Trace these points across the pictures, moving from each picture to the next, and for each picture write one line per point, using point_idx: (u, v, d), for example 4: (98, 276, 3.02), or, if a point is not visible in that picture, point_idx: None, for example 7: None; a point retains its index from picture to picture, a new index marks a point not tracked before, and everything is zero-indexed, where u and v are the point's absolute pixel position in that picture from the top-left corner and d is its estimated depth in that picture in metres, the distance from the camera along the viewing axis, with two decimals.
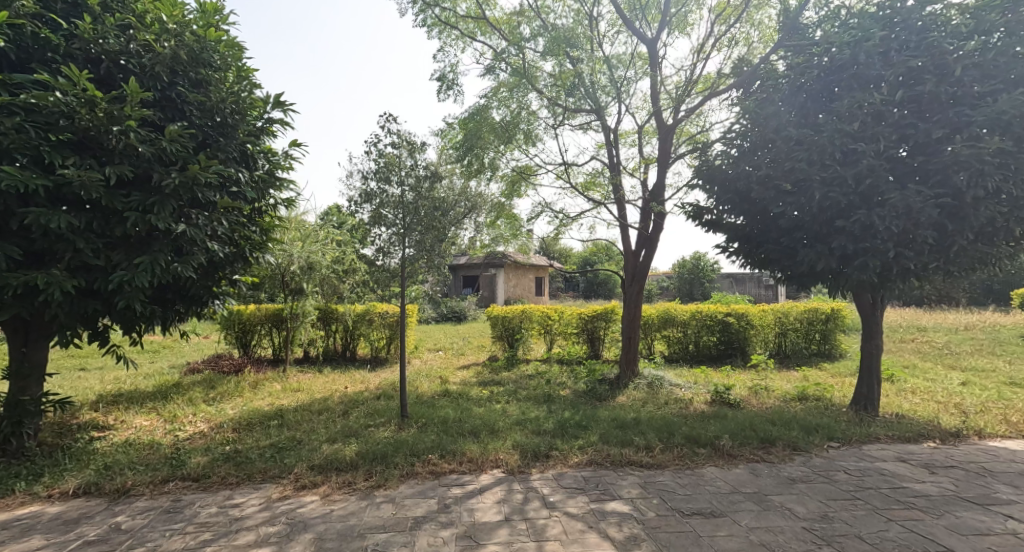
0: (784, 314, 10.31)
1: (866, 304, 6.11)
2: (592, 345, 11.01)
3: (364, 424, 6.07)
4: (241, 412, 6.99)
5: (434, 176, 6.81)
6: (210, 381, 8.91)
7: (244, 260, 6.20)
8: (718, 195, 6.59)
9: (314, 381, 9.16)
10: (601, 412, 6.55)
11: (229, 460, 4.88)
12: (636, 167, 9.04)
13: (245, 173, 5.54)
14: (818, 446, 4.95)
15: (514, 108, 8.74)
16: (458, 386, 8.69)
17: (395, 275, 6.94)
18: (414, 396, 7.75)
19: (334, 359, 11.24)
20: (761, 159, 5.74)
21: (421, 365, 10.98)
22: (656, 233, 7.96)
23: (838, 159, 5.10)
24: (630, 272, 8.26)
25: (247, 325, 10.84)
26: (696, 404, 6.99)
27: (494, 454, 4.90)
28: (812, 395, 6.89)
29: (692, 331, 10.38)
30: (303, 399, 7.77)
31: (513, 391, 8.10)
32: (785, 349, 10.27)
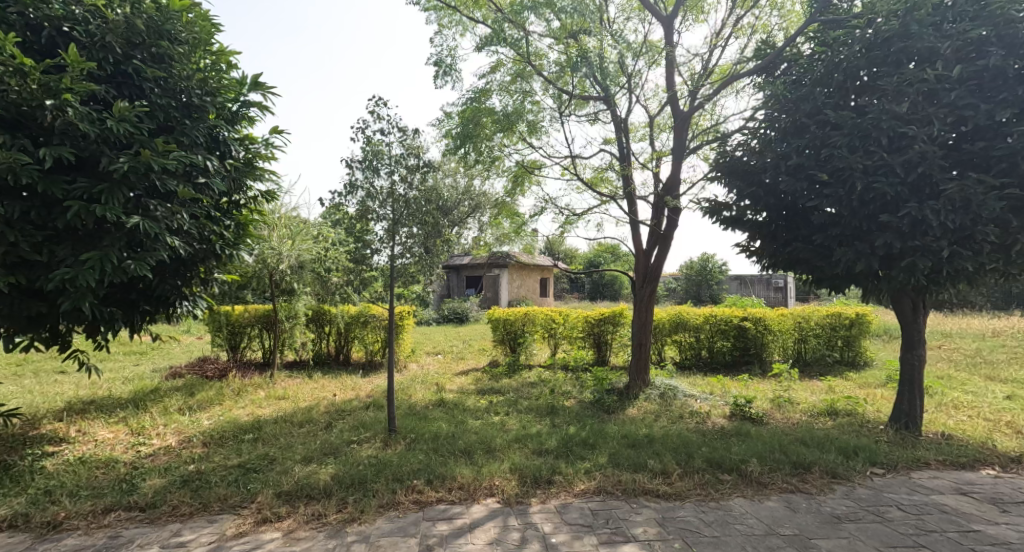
0: (804, 319, 9.67)
1: (907, 310, 5.48)
2: (598, 350, 10.39)
3: (348, 440, 5.49)
4: (217, 423, 6.43)
5: (428, 166, 6.19)
6: (191, 387, 8.35)
7: (218, 257, 5.64)
8: (740, 189, 5.97)
9: (301, 387, 8.60)
10: (610, 428, 5.94)
11: (186, 484, 4.31)
12: (647, 160, 8.42)
13: (214, 160, 4.96)
14: (860, 474, 4.34)
15: (517, 95, 8.15)
16: (455, 394, 8.10)
17: (383, 277, 6.30)
18: (406, 406, 7.16)
19: (326, 363, 10.68)
20: (791, 148, 5.12)
21: (417, 370, 10.39)
22: (670, 232, 7.32)
23: (883, 145, 4.49)
24: (641, 272, 7.64)
25: (235, 326, 10.28)
26: (714, 419, 6.37)
27: (489, 480, 4.32)
28: (842, 409, 6.27)
29: (705, 336, 9.75)
30: (287, 408, 7.19)
31: (513, 401, 7.50)
32: (804, 356, 9.63)
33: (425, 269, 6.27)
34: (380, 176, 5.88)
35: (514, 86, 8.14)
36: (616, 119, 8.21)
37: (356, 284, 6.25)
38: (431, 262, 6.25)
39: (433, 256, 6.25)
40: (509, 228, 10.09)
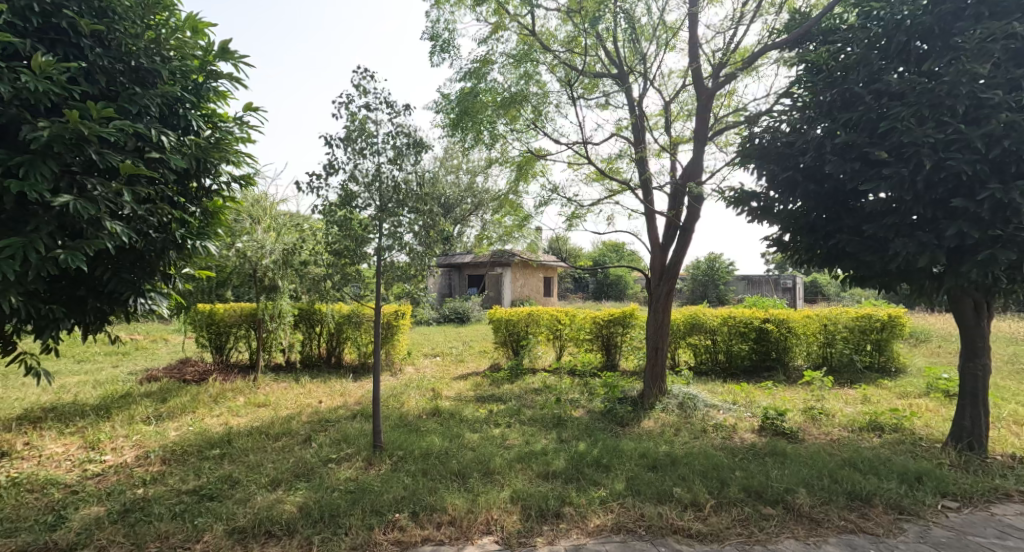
0: (830, 321, 8.96)
1: (969, 312, 4.76)
2: (607, 354, 9.70)
3: (326, 458, 4.79)
4: (183, 435, 5.75)
5: (421, 147, 5.44)
6: (165, 392, 7.67)
7: (179, 248, 4.94)
8: (770, 176, 5.29)
9: (285, 393, 7.93)
10: (626, 445, 5.24)
11: (125, 517, 3.61)
12: (663, 147, 7.71)
13: (169, 133, 4.30)
14: (930, 509, 3.63)
15: (522, 72, 7.42)
16: (452, 402, 7.41)
17: (366, 273, 5.54)
18: (397, 416, 6.49)
19: (316, 366, 10.02)
20: (839, 123, 4.43)
21: (413, 374, 9.71)
22: (691, 225, 6.59)
23: (958, 114, 3.81)
24: (657, 268, 6.94)
25: (220, 326, 9.64)
26: (741, 433, 5.66)
27: (486, 512, 3.64)
28: (887, 424, 5.55)
29: (723, 339, 9.06)
30: (265, 418, 6.52)
31: (515, 410, 6.80)
32: (830, 361, 8.94)
33: (415, 263, 5.53)
34: (365, 158, 5.15)
35: (520, 61, 7.41)
36: (630, 100, 7.48)
37: (334, 282, 5.44)
38: (423, 255, 5.53)
39: (427, 249, 5.54)
40: (513, 222, 9.39)
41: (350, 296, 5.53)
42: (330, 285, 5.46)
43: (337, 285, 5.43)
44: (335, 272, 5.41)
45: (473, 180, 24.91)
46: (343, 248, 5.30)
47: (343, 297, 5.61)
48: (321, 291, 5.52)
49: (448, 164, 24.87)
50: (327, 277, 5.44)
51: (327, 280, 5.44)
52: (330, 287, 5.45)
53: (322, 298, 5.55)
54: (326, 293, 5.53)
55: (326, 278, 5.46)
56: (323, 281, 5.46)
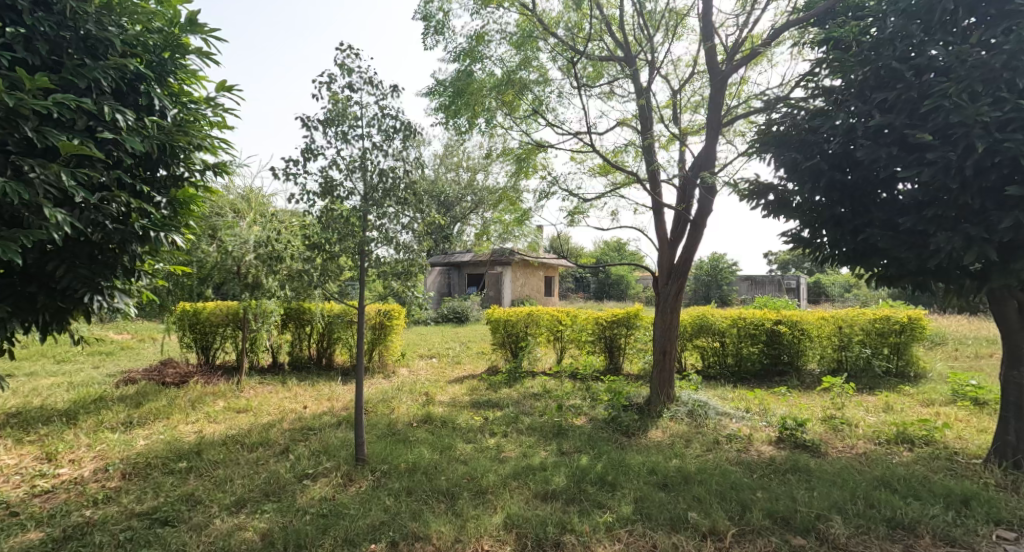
0: (846, 323, 8.48)
1: (1014, 315, 4.30)
2: (610, 356, 9.24)
3: (301, 473, 4.34)
4: (151, 445, 5.29)
5: (410, 132, 4.90)
6: (141, 396, 7.22)
7: (143, 243, 4.46)
8: (789, 165, 4.87)
9: (268, 398, 7.48)
10: (632, 459, 4.79)
11: (62, 548, 3.21)
12: (671, 138, 7.24)
13: (126, 112, 3.90)
14: (985, 540, 3.19)
15: (523, 55, 6.94)
16: (445, 408, 6.96)
17: (349, 269, 5.08)
18: (385, 424, 6.05)
19: (306, 368, 9.57)
20: (873, 105, 4.07)
21: (406, 377, 9.26)
22: (702, 219, 6.09)
23: (1017, 89, 3.46)
24: (665, 266, 6.49)
25: (206, 325, 9.21)
26: (758, 446, 5.20)
27: (477, 544, 3.21)
28: (917, 436, 5.09)
29: (732, 342, 8.62)
30: (243, 425, 6.06)
31: (513, 417, 6.35)
32: (845, 366, 8.48)
33: (403, 260, 5.06)
34: (348, 143, 4.67)
35: (520, 45, 6.95)
36: (636, 87, 7.02)
37: (313, 278, 4.97)
38: (412, 251, 5.07)
39: (416, 244, 5.09)
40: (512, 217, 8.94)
41: (332, 294, 5.07)
42: (308, 280, 4.98)
43: (318, 282, 4.97)
44: (314, 267, 4.95)
45: (474, 177, 24.48)
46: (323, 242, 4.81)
47: (325, 295, 5.16)
48: (297, 287, 5.02)
49: (448, 161, 24.47)
50: (303, 272, 4.94)
51: (304, 276, 4.96)
52: (309, 283, 4.97)
53: (299, 296, 5.05)
54: (303, 291, 5.03)
55: (304, 273, 4.96)
56: (299, 277, 4.96)
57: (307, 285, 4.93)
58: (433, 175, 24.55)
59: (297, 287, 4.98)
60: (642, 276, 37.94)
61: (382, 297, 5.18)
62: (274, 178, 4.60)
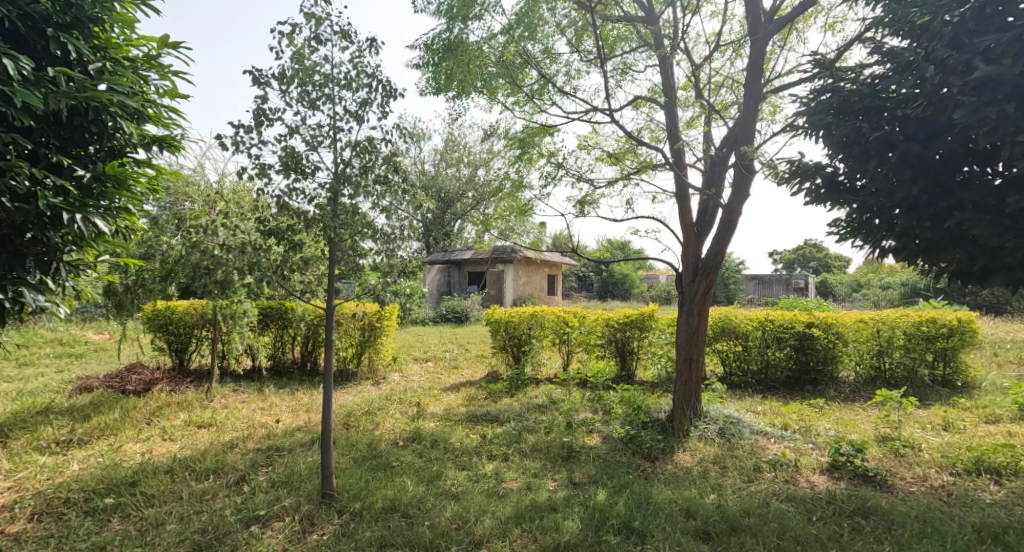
0: (886, 327, 7.60)
1: None
2: (622, 361, 8.40)
3: (250, 515, 3.50)
4: (84, 469, 4.46)
5: (392, 96, 4.02)
6: (94, 406, 6.40)
7: (54, 227, 3.66)
8: (851, 135, 4.06)
9: (240, 409, 6.65)
10: (660, 493, 3.95)
11: None
12: (696, 117, 6.39)
13: (21, 59, 3.26)
14: None
15: (529, 22, 6.10)
16: (437, 423, 6.10)
17: (318, 262, 4.21)
18: (367, 444, 5.21)
19: (288, 373, 8.73)
20: (972, 53, 3.41)
21: (397, 385, 8.42)
22: (736, 205, 5.20)
23: None
24: (693, 261, 5.61)
25: (178, 326, 8.40)
26: (807, 475, 4.36)
27: None
28: (1001, 465, 4.23)
29: (757, 346, 7.80)
30: (202, 444, 5.23)
31: (515, 435, 5.48)
32: (884, 375, 7.61)
33: (383, 251, 4.18)
34: (313, 108, 3.81)
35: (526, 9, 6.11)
36: (661, 58, 6.15)
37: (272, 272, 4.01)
38: (394, 240, 4.20)
39: (399, 232, 4.23)
40: (516, 212, 7.95)
41: (296, 291, 4.19)
42: (264, 276, 3.97)
43: (276, 277, 4.04)
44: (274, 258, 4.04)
45: (475, 173, 23.65)
46: (281, 227, 3.89)
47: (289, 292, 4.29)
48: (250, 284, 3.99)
49: (449, 156, 23.66)
50: (257, 265, 3.91)
51: (258, 271, 3.93)
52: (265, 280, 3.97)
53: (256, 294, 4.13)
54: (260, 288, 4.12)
55: (257, 267, 3.94)
56: (251, 269, 3.91)
57: (264, 280, 3.98)
58: (433, 171, 23.73)
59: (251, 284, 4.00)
60: (648, 276, 37.08)
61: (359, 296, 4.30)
62: (221, 148, 3.72)
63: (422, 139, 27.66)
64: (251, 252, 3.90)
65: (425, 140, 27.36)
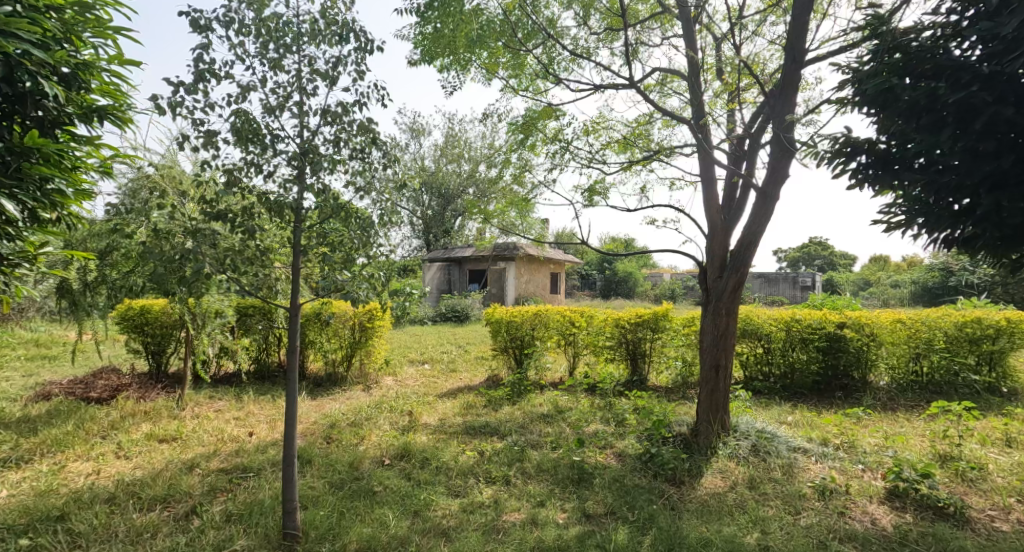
0: (926, 327, 6.89)
1: None
2: (633, 364, 7.72)
3: None
4: (12, 497, 3.81)
5: (368, 52, 3.32)
6: (49, 416, 5.75)
7: None
8: (923, 98, 3.40)
9: (213, 419, 6.01)
10: (692, 532, 3.31)
11: None
12: (719, 93, 5.72)
13: None
14: None
15: None
16: (430, 436, 5.44)
17: (279, 253, 3.50)
18: (347, 465, 4.55)
19: (272, 378, 8.08)
20: None
21: (389, 391, 7.76)
22: (773, 189, 4.49)
23: None
24: (720, 255, 4.94)
25: (151, 326, 7.74)
26: (865, 505, 3.71)
27: None
28: None
29: (782, 349, 7.12)
30: (158, 462, 4.57)
31: (517, 452, 4.81)
32: (923, 380, 6.90)
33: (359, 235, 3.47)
34: (271, 64, 3.14)
35: None
36: (684, 27, 5.43)
37: (218, 266, 3.16)
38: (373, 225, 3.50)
39: (379, 218, 3.57)
40: (518, 206, 7.26)
41: (251, 290, 3.37)
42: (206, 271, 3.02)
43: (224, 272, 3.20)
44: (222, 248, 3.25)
45: (476, 169, 22.94)
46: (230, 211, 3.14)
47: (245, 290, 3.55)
48: (185, 282, 3.05)
49: (450, 152, 22.97)
50: (192, 255, 2.98)
51: (197, 264, 2.98)
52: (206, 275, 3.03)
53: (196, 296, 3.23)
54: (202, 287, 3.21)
55: (193, 260, 2.99)
56: (184, 262, 2.97)
57: (203, 275, 3.05)
58: (434, 167, 23.01)
59: (188, 282, 3.05)
60: (651, 275, 36.17)
61: (327, 294, 3.56)
62: (159, 113, 3.04)
63: (422, 134, 26.92)
64: (190, 239, 3.00)
65: (425, 136, 26.61)
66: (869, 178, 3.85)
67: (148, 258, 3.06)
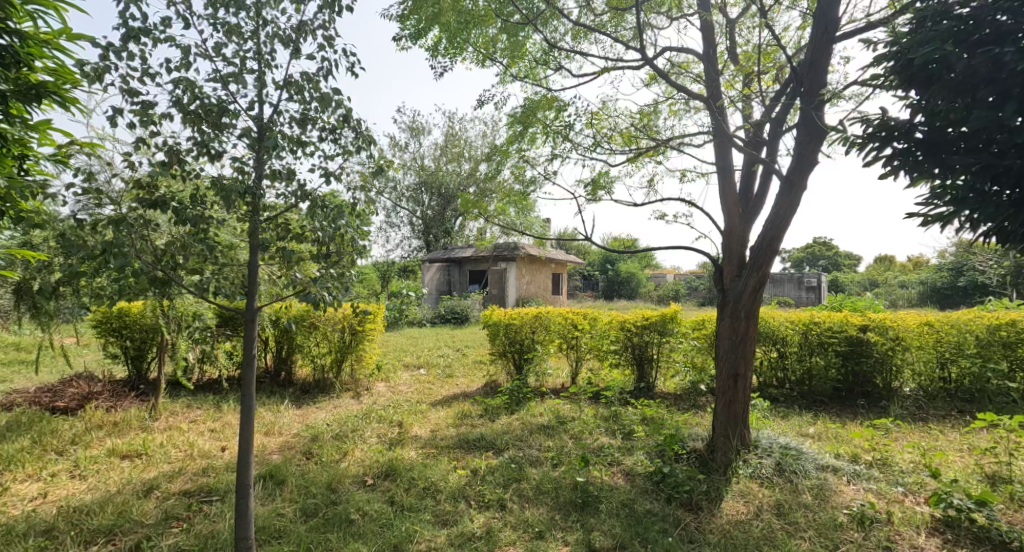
0: (955, 331, 6.40)
1: None
2: (640, 369, 7.25)
3: None
4: None
5: (337, 14, 2.87)
6: (7, 429, 5.30)
7: None
8: (983, 67, 2.95)
9: (187, 431, 5.55)
10: None
11: None
12: (735, 76, 5.23)
13: None
14: None
15: None
16: (420, 450, 4.98)
17: (234, 249, 3.05)
18: (325, 486, 4.09)
19: (258, 385, 7.64)
20: None
21: (380, 398, 7.29)
22: (799, 177, 4.00)
23: None
24: (738, 252, 4.47)
25: (126, 330, 7.26)
26: (912, 537, 3.25)
27: None
28: None
29: (800, 354, 6.65)
30: (115, 483, 4.10)
31: (515, 470, 4.35)
32: (951, 388, 6.43)
33: (327, 229, 3.01)
34: (223, 27, 2.69)
35: None
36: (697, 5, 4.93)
37: (155, 262, 2.64)
38: (344, 216, 3.04)
39: (352, 208, 3.11)
40: (516, 206, 6.74)
41: (198, 291, 2.89)
42: (137, 267, 2.49)
43: (163, 270, 2.70)
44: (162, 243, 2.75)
45: (476, 167, 22.49)
46: (172, 198, 2.63)
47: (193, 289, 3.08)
48: (116, 281, 2.59)
49: (449, 150, 22.54)
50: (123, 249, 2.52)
51: (122, 258, 2.43)
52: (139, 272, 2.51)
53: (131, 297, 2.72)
54: (141, 286, 2.76)
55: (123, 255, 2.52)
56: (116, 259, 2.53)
57: (140, 274, 2.61)
58: (433, 166, 22.53)
59: (116, 282, 2.54)
60: (654, 275, 35.65)
61: (287, 297, 3.12)
62: (91, 84, 2.59)
63: (422, 133, 26.45)
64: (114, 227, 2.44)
65: (425, 135, 26.12)
66: (908, 165, 3.31)
67: (73, 252, 2.61)
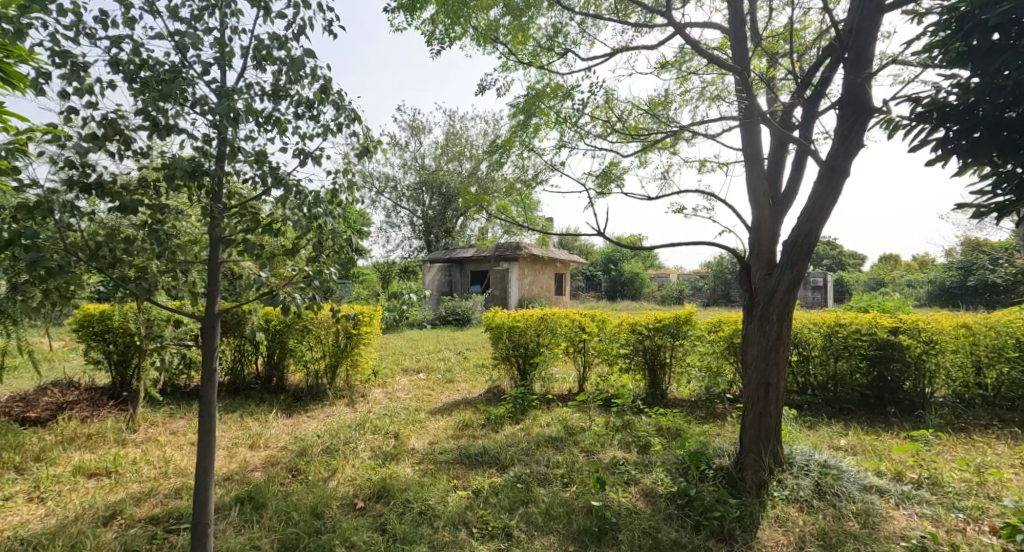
0: (993, 332, 5.94)
1: None
2: (652, 374, 6.79)
3: None
4: None
5: None
6: None
7: None
8: None
9: (164, 445, 5.12)
10: None
11: None
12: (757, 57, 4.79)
13: None
14: None
15: None
16: (416, 466, 4.55)
17: (195, 244, 2.61)
18: (311, 510, 3.67)
19: (248, 391, 7.20)
20: None
21: (376, 406, 6.87)
22: (840, 162, 3.55)
23: None
24: (768, 247, 4.02)
25: (103, 334, 6.80)
26: None
27: None
28: None
29: (825, 358, 6.20)
30: (75, 508, 3.67)
31: (522, 490, 3.91)
32: (989, 394, 5.97)
33: (304, 221, 2.57)
34: None
35: None
36: None
37: (87, 259, 2.21)
38: (324, 206, 2.60)
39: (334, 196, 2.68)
40: (519, 205, 6.29)
41: (149, 295, 2.45)
42: (56, 264, 2.05)
43: (100, 268, 2.27)
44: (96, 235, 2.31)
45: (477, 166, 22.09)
46: (111, 181, 2.19)
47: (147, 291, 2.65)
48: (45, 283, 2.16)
49: (450, 149, 22.16)
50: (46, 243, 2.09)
51: (34, 252, 1.98)
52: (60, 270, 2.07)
53: (62, 302, 2.28)
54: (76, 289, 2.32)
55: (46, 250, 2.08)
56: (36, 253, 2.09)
57: (72, 273, 2.17)
58: (434, 165, 22.14)
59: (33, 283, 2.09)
60: (656, 275, 35.30)
61: (250, 302, 2.68)
62: (17, 44, 2.18)
63: (422, 132, 26.08)
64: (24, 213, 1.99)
65: (425, 134, 25.74)
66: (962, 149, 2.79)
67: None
